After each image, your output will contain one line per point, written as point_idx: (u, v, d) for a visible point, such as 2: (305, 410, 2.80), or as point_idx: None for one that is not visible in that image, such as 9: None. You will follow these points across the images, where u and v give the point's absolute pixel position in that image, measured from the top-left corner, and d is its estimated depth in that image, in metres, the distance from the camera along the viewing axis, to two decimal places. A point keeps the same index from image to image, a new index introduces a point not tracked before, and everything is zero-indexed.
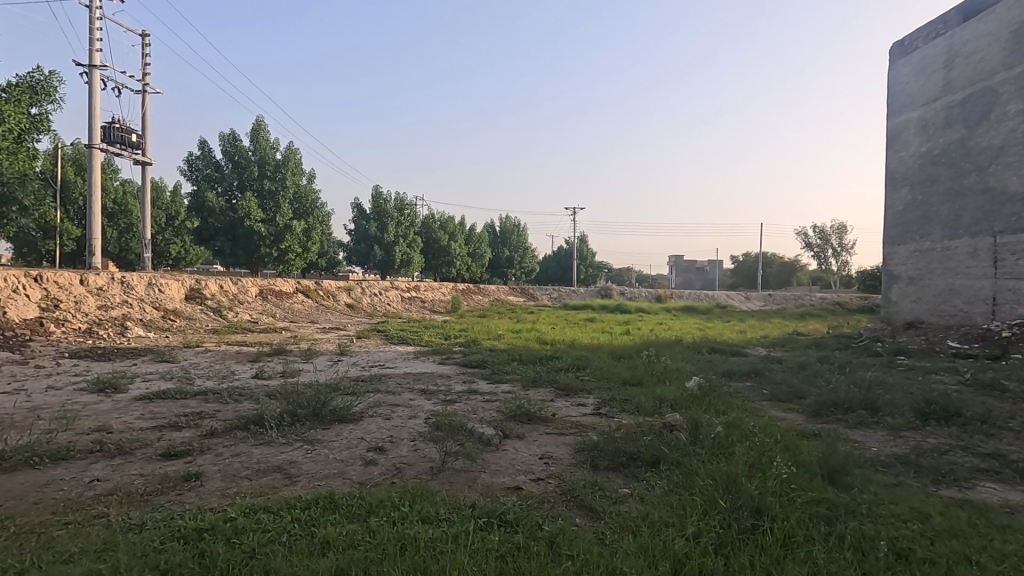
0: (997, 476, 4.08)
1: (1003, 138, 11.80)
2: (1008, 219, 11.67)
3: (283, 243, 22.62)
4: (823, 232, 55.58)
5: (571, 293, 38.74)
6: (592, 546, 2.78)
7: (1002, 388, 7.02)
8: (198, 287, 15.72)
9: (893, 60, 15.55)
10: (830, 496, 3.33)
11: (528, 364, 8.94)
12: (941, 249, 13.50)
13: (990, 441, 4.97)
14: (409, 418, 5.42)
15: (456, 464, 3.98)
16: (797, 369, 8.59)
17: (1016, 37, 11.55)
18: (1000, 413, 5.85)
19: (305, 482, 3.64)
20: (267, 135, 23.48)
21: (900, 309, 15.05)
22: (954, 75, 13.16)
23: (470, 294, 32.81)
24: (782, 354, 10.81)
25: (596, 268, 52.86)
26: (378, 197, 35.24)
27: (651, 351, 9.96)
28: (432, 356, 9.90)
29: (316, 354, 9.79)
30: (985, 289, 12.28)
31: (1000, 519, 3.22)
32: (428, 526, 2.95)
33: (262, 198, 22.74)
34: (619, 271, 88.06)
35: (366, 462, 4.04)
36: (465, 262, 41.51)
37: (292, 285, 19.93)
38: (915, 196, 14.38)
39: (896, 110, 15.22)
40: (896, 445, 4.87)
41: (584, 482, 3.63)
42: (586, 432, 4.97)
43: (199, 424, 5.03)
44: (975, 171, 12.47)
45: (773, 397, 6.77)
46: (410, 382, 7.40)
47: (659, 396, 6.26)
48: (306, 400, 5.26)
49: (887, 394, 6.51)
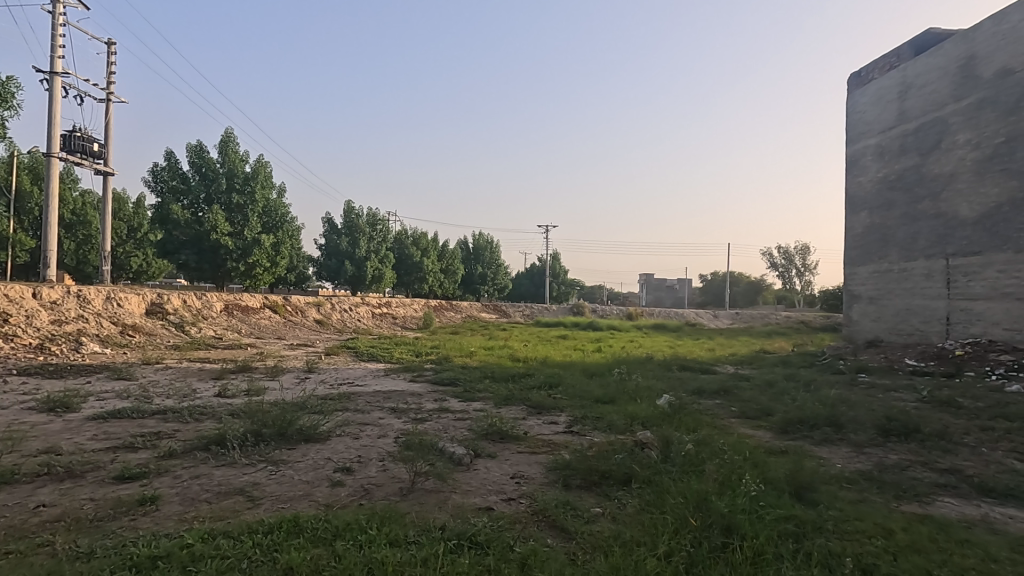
0: (955, 491, 4.21)
1: (954, 166, 12.35)
2: (959, 243, 12.20)
3: (250, 257, 22.07)
4: (787, 253, 57.14)
5: (543, 310, 38.77)
6: (565, 567, 2.74)
7: (957, 405, 7.28)
8: (159, 302, 15.20)
9: (851, 90, 16.32)
10: (798, 513, 3.37)
11: (501, 381, 8.93)
12: (899, 270, 14.05)
13: (948, 457, 5.13)
14: (378, 437, 5.31)
15: (427, 484, 3.91)
16: (765, 387, 8.75)
17: (963, 70, 12.22)
18: (956, 429, 6.05)
19: (268, 505, 3.50)
20: (236, 148, 23.06)
21: (861, 328, 15.58)
22: (908, 105, 13.83)
23: (442, 311, 32.63)
24: (750, 372, 11.00)
25: (568, 285, 53.18)
26: (350, 211, 34.98)
27: (622, 369, 10.03)
28: (402, 374, 9.73)
29: (282, 371, 9.50)
30: (939, 309, 12.79)
31: (959, 534, 3.30)
32: (397, 550, 2.86)
33: (230, 212, 22.26)
34: (590, 288, 88.84)
35: (333, 484, 3.93)
36: (438, 279, 41.31)
37: (259, 300, 19.41)
38: (874, 220, 15.00)
39: (855, 138, 15.92)
40: (860, 461, 4.99)
41: (556, 501, 3.61)
42: (558, 451, 4.96)
43: (157, 445, 4.81)
44: (929, 197, 13.02)
45: (742, 415, 6.86)
46: (380, 400, 7.26)
47: (631, 413, 6.29)
48: (271, 419, 5.11)
49: (851, 411, 6.66)
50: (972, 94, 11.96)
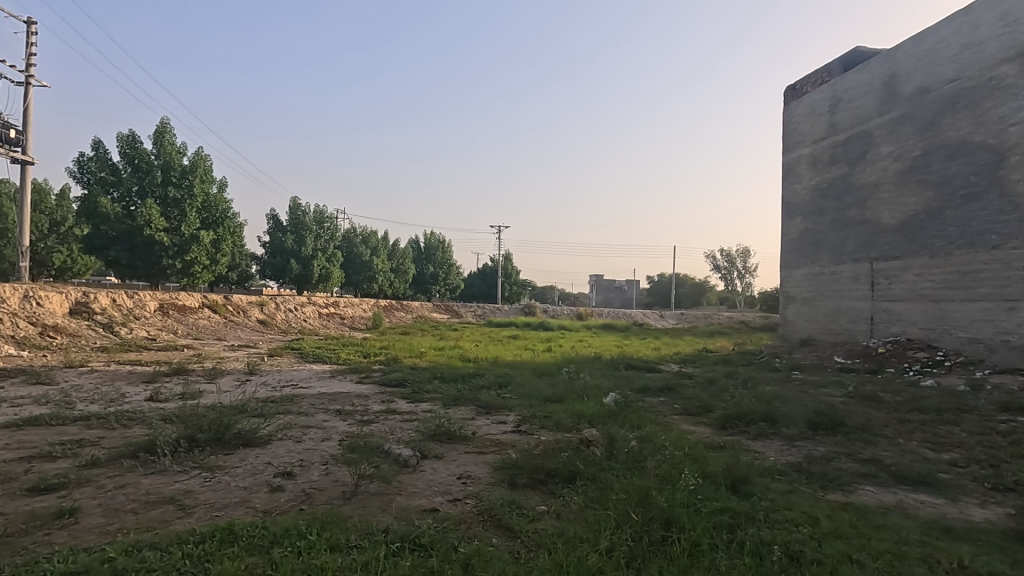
0: (875, 480, 4.50)
1: (878, 176, 13.21)
2: (882, 248, 13.06)
3: (187, 254, 21.06)
4: (729, 256, 59.53)
5: (495, 310, 38.81)
6: (508, 566, 2.76)
7: (879, 400, 7.79)
8: (85, 301, 14.25)
9: (787, 102, 17.18)
10: (733, 505, 3.51)
11: (450, 381, 8.87)
12: (829, 273, 14.90)
13: (869, 448, 5.49)
14: (322, 440, 5.17)
15: (371, 487, 3.83)
16: (706, 385, 9.08)
17: (886, 87, 13.10)
18: (877, 422, 6.47)
19: (201, 513, 3.35)
20: (173, 140, 21.93)
21: (796, 327, 16.41)
22: (838, 118, 14.70)
23: (392, 311, 32.13)
24: (693, 370, 11.36)
25: (520, 286, 53.48)
26: (296, 208, 33.86)
27: (571, 368, 10.18)
28: (349, 375, 9.49)
29: (221, 374, 9.09)
30: (865, 310, 13.64)
31: (877, 519, 3.53)
32: (337, 555, 2.80)
33: (165, 206, 21.03)
34: (542, 289, 89.77)
35: (273, 489, 3.79)
36: (388, 278, 40.65)
37: (198, 300, 18.49)
38: (807, 226, 15.84)
39: (790, 147, 16.77)
40: (791, 454, 5.26)
41: (502, 501, 3.63)
42: (506, 450, 4.98)
43: (79, 453, 4.51)
44: (856, 205, 13.88)
45: (684, 411, 7.10)
46: (325, 402, 7.06)
47: (578, 412, 6.38)
48: (206, 423, 4.89)
49: (784, 406, 7.01)
50: (893, 110, 12.82)
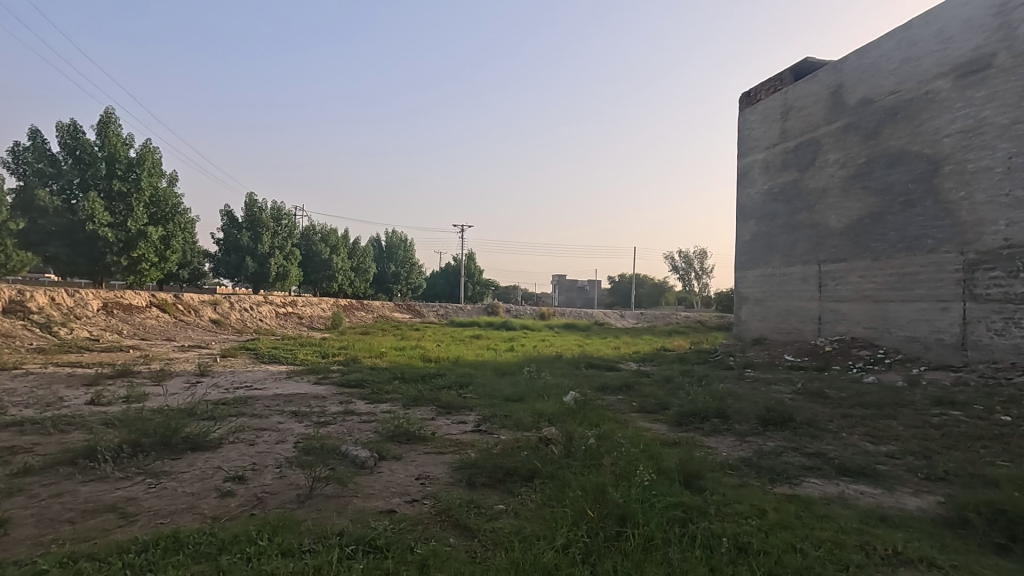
0: (820, 472, 4.70)
1: (825, 182, 13.80)
2: (829, 251, 13.65)
3: (135, 251, 20.14)
4: (687, 257, 61.06)
5: (458, 310, 38.63)
6: (465, 566, 2.75)
7: (825, 396, 8.15)
8: (20, 299, 13.43)
9: (742, 109, 17.75)
10: (686, 500, 3.60)
11: (410, 381, 8.78)
12: (781, 274, 15.47)
13: (814, 442, 5.73)
14: (276, 443, 5.03)
15: (326, 490, 3.75)
16: (663, 382, 9.30)
17: (833, 96, 13.69)
18: (823, 417, 6.76)
19: (145, 521, 3.21)
20: (118, 130, 20.89)
21: (749, 327, 16.98)
22: (789, 126, 15.28)
23: (352, 310, 31.55)
24: (651, 368, 11.61)
25: (483, 285, 53.41)
26: (252, 204, 32.79)
27: (532, 368, 10.22)
28: (305, 377, 9.25)
29: (170, 376, 8.72)
30: (813, 310, 14.24)
31: (820, 510, 3.70)
32: (289, 560, 2.73)
33: (110, 200, 19.89)
34: (505, 288, 89.94)
35: (223, 494, 3.67)
36: (348, 277, 39.92)
37: (145, 298, 17.68)
38: (760, 228, 16.41)
39: (745, 152, 17.33)
40: (742, 449, 5.44)
41: (460, 501, 3.61)
42: (465, 450, 4.96)
43: (10, 461, 4.25)
44: (805, 209, 14.46)
45: (641, 409, 7.24)
46: (280, 404, 6.87)
47: (538, 410, 6.42)
48: (152, 427, 4.69)
49: (736, 403, 7.25)
50: (840, 119, 13.42)
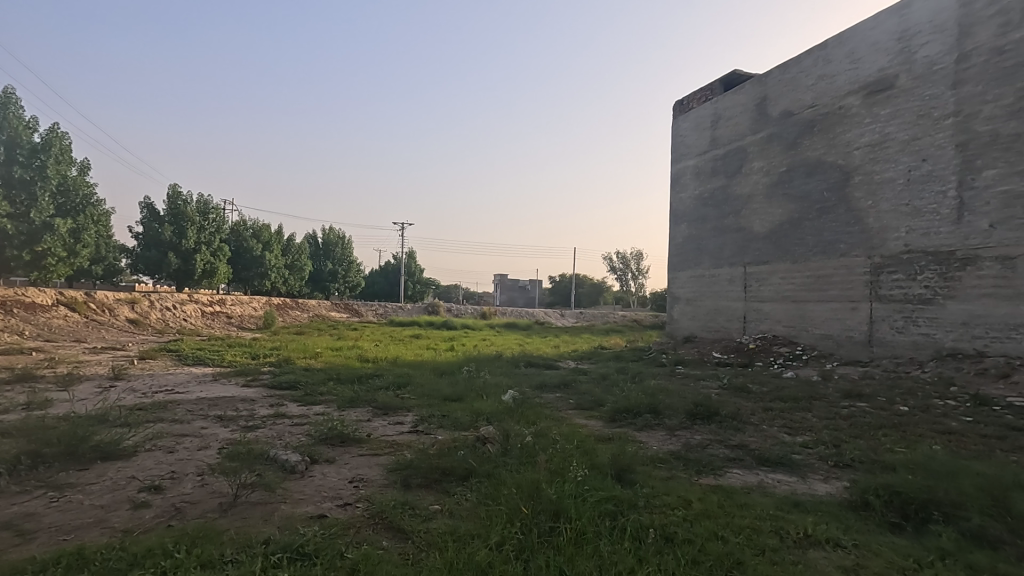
0: (741, 463, 4.97)
1: (751, 188, 14.59)
2: (754, 254, 14.44)
3: (40, 245, 18.62)
4: (624, 258, 62.87)
5: (397, 309, 37.96)
6: (397, 568, 2.71)
7: (748, 391, 8.62)
8: None
9: (676, 116, 18.46)
10: (617, 494, 3.71)
11: (346, 382, 8.54)
12: (710, 275, 16.22)
13: (738, 434, 6.05)
14: (198, 449, 4.76)
15: (252, 497, 3.59)
16: (599, 380, 9.53)
17: (759, 108, 14.49)
18: (746, 411, 7.15)
19: (45, 538, 2.96)
20: (19, 112, 19.03)
21: (681, 325, 17.70)
22: (719, 134, 16.03)
23: (285, 309, 30.34)
24: (589, 366, 11.86)
25: (423, 284, 52.74)
26: (175, 197, 30.79)
27: (471, 367, 10.19)
28: (233, 379, 8.80)
29: (79, 380, 8.05)
30: (739, 309, 15.02)
31: (740, 498, 3.91)
32: (208, 572, 2.59)
33: (8, 188, 18.01)
34: (446, 287, 89.26)
35: (136, 506, 3.43)
36: (281, 274, 38.34)
37: (51, 296, 16.22)
38: (692, 231, 17.13)
39: (678, 158, 18.04)
40: (672, 442, 5.67)
41: (394, 502, 3.56)
42: (401, 451, 4.88)
43: None
44: (733, 213, 15.23)
45: (577, 406, 7.39)
46: (204, 408, 6.50)
47: (476, 410, 6.42)
48: (56, 437, 4.32)
49: (667, 398, 7.53)
50: (764, 129, 14.21)
